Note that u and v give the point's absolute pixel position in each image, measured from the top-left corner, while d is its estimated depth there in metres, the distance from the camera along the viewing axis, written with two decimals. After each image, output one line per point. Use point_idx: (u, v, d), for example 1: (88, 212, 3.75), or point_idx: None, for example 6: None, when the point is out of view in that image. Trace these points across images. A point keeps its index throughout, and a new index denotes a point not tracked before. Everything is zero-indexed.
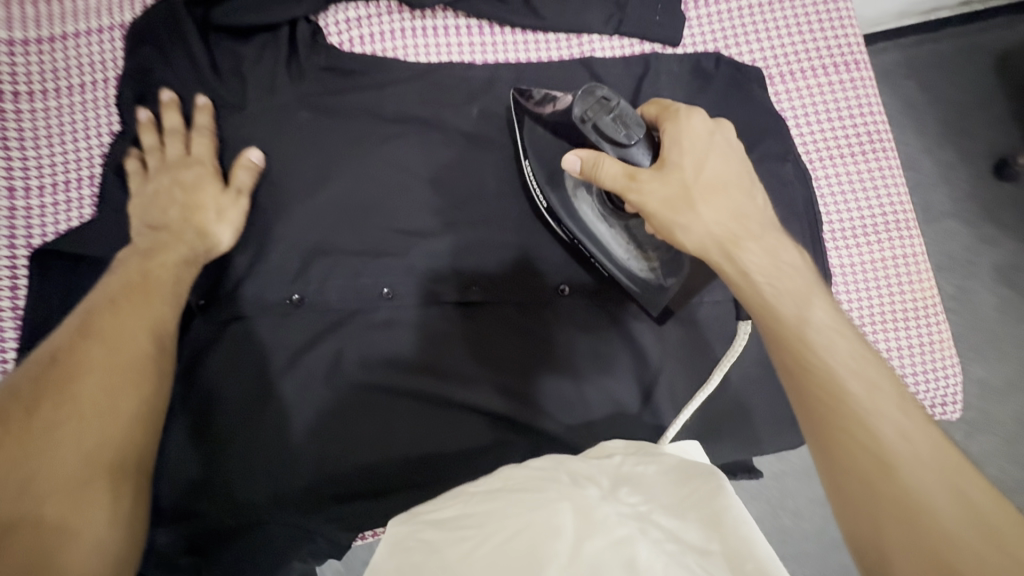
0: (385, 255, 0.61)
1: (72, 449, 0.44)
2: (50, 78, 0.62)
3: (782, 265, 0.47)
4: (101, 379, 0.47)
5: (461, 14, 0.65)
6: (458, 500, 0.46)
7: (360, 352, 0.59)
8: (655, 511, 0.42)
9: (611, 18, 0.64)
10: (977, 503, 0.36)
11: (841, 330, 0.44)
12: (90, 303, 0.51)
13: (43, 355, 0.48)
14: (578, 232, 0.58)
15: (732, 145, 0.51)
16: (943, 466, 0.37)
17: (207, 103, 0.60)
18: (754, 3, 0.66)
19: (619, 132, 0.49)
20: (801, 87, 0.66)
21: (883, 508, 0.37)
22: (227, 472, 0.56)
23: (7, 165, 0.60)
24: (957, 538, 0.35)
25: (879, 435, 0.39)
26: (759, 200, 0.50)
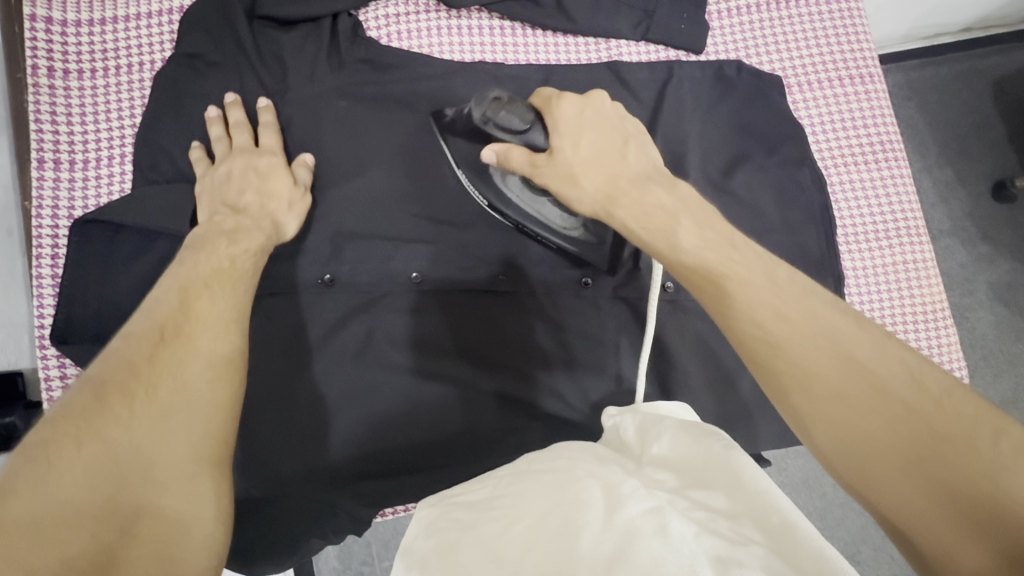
0: (416, 241, 0.63)
1: (183, 433, 0.38)
2: (99, 58, 0.64)
3: (652, 211, 0.44)
4: (210, 359, 0.42)
5: (495, 15, 0.68)
6: (489, 484, 0.44)
7: (389, 334, 0.61)
8: (692, 486, 0.36)
9: (639, 24, 0.67)
10: (871, 364, 0.34)
11: (712, 248, 0.41)
12: (188, 283, 0.46)
13: (144, 331, 0.41)
14: (519, 218, 0.59)
15: (604, 113, 0.49)
16: (828, 335, 0.36)
17: (269, 104, 0.62)
18: (774, 16, 0.70)
19: (515, 122, 0.48)
20: (817, 97, 0.69)
21: (792, 397, 0.36)
22: (257, 445, 0.58)
23: (53, 138, 0.62)
24: (861, 411, 0.33)
25: (768, 330, 0.37)
26: (631, 160, 0.47)
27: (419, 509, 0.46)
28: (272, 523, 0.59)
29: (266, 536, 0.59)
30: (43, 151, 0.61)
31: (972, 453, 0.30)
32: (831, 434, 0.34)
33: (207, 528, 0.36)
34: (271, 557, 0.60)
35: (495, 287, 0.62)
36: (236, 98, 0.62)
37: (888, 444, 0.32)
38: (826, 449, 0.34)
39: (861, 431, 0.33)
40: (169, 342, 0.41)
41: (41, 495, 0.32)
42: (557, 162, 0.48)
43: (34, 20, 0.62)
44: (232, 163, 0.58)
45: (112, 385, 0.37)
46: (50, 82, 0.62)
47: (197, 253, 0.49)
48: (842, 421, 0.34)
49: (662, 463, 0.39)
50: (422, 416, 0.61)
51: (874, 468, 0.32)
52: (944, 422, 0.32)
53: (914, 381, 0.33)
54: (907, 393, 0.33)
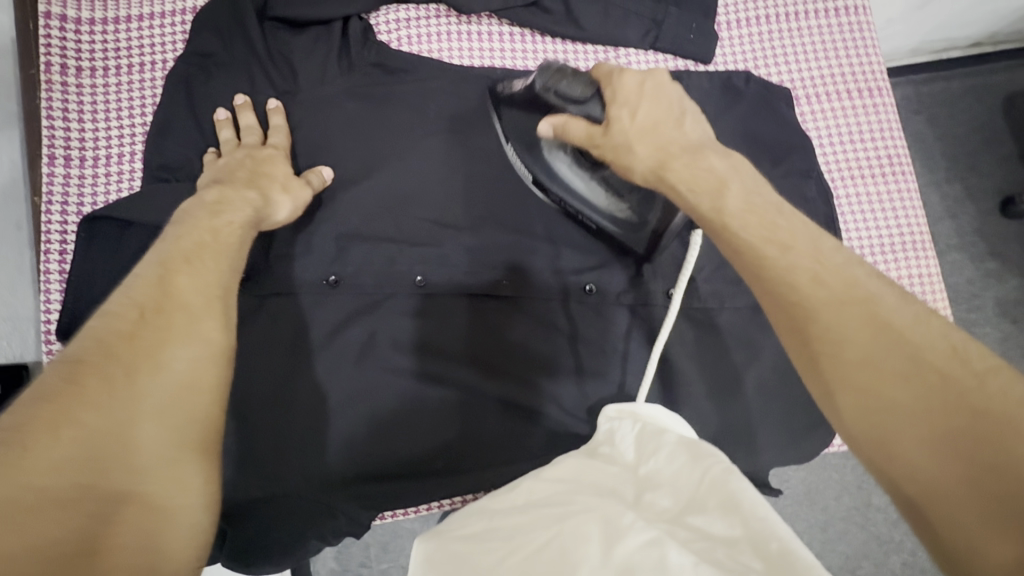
0: (420, 245, 0.63)
1: (164, 421, 0.37)
2: (112, 56, 0.64)
3: (701, 172, 0.44)
4: (190, 340, 0.41)
5: (504, 21, 0.68)
6: (483, 518, 0.41)
7: (391, 336, 0.61)
8: (691, 511, 0.35)
9: (648, 33, 0.67)
10: (906, 333, 0.33)
11: (758, 210, 0.40)
12: (170, 261, 0.45)
13: (122, 310, 0.40)
14: (563, 194, 0.58)
15: (663, 87, 0.50)
16: (863, 300, 0.35)
17: (279, 105, 0.62)
18: (784, 28, 0.70)
19: (578, 91, 0.50)
20: (825, 109, 0.69)
21: (818, 361, 0.35)
22: (259, 445, 0.58)
23: (64, 135, 0.62)
24: (891, 378, 0.32)
25: (797, 283, 0.36)
26: (687, 129, 0.48)
27: (417, 544, 0.42)
28: (268, 525, 0.58)
29: (262, 538, 0.58)
30: (55, 148, 0.62)
31: (1006, 429, 0.29)
32: (854, 400, 0.33)
33: (189, 523, 0.36)
34: (265, 557, 0.59)
35: (499, 292, 0.62)
36: (247, 101, 0.62)
37: (914, 413, 0.31)
38: (847, 406, 0.33)
39: (890, 398, 0.32)
40: (147, 321, 0.40)
41: (14, 482, 0.31)
42: (614, 131, 0.49)
43: (49, 18, 0.63)
44: (234, 156, 0.59)
45: (90, 368, 0.36)
46: (63, 79, 0.63)
47: (181, 228, 0.48)
48: (869, 387, 0.33)
49: (657, 486, 0.38)
50: (422, 419, 0.61)
51: (899, 435, 0.31)
52: (979, 396, 0.30)
53: (951, 354, 0.32)
54: (941, 358, 0.32)
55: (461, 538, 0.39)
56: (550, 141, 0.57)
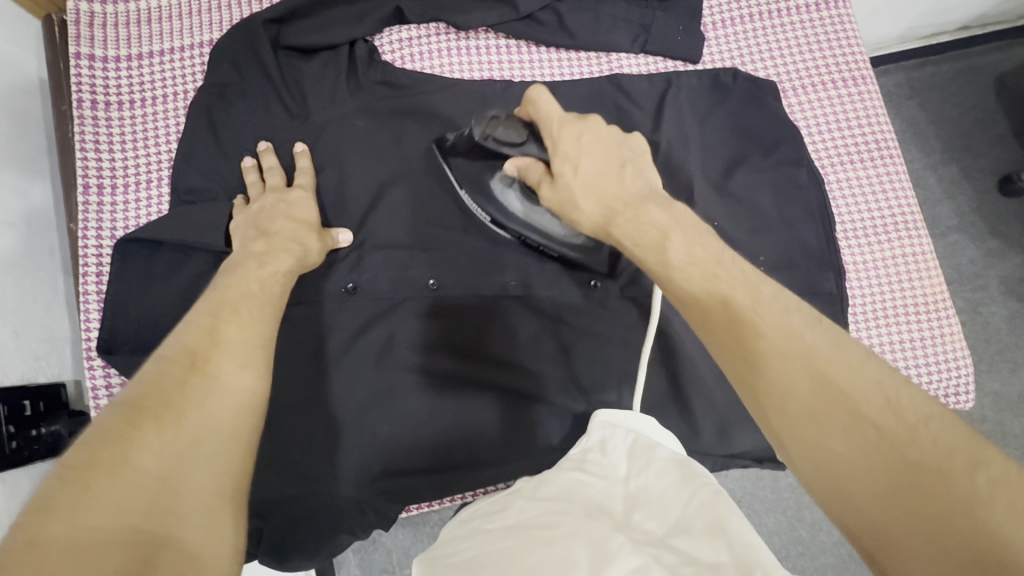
0: (431, 250, 0.66)
1: (204, 465, 0.39)
2: (136, 90, 0.69)
3: (645, 229, 0.44)
4: (229, 392, 0.43)
5: (500, 35, 0.72)
6: (475, 537, 0.43)
7: (410, 338, 0.64)
8: (676, 533, 0.38)
9: (638, 38, 0.70)
10: (848, 389, 0.34)
11: (698, 264, 0.41)
12: (219, 304, 0.49)
13: (177, 356, 0.44)
14: (521, 229, 0.62)
15: (600, 137, 0.48)
16: (805, 359, 0.36)
17: (306, 148, 0.66)
18: (768, 25, 0.73)
19: (512, 133, 0.52)
20: (812, 100, 0.72)
21: (765, 407, 0.36)
22: (290, 447, 0.61)
23: (95, 166, 0.66)
24: (839, 436, 0.34)
25: (739, 335, 0.37)
26: (629, 183, 0.46)
27: (416, 568, 0.45)
28: (301, 521, 0.61)
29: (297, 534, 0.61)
30: (89, 177, 0.66)
31: (950, 483, 0.30)
32: (808, 456, 0.34)
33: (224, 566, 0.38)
34: (302, 554, 0.61)
35: (508, 291, 0.66)
36: (270, 146, 0.66)
37: (865, 471, 0.32)
38: (799, 465, 0.35)
39: (835, 455, 0.33)
40: (197, 371, 0.43)
41: (74, 516, 0.33)
42: (560, 185, 0.47)
43: (79, 57, 0.68)
44: (265, 201, 0.62)
45: (144, 410, 0.39)
46: (93, 113, 0.67)
47: (228, 278, 0.53)
48: (821, 447, 0.34)
49: (647, 505, 0.42)
50: (440, 414, 0.64)
51: (853, 496, 0.32)
52: (922, 450, 0.31)
53: (893, 407, 0.33)
54: (883, 417, 0.33)
55: (452, 564, 0.41)
56: (498, 180, 0.61)
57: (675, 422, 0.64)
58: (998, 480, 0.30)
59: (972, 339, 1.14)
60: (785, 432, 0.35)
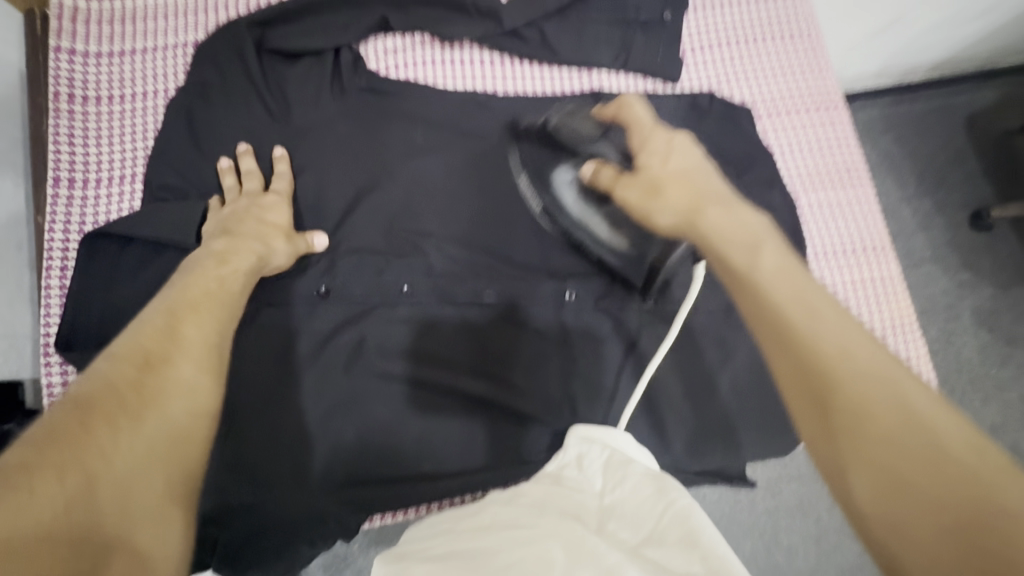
0: (407, 256, 0.66)
1: (160, 465, 0.39)
2: (115, 85, 0.68)
3: (738, 226, 0.42)
4: (189, 390, 0.43)
5: (485, 49, 0.73)
6: (446, 536, 0.44)
7: (380, 344, 0.64)
8: (648, 543, 0.37)
9: (618, 58, 0.72)
10: (931, 422, 0.31)
11: (785, 271, 0.39)
12: (176, 303, 0.48)
13: (127, 355, 0.43)
14: (570, 226, 0.62)
15: (698, 142, 0.49)
16: (886, 380, 0.33)
17: (249, 148, 0.65)
18: (744, 52, 0.75)
19: (585, 130, 0.58)
20: (785, 124, 0.73)
21: (834, 431, 0.33)
22: (251, 451, 0.59)
23: (68, 159, 0.65)
24: (914, 468, 0.30)
25: (820, 349, 0.35)
26: (718, 182, 0.47)
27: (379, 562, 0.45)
28: (258, 532, 0.58)
29: (254, 544, 0.59)
30: (61, 171, 0.65)
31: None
32: (872, 487, 0.31)
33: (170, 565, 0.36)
34: (258, 564, 0.59)
35: (483, 300, 0.65)
36: (249, 149, 0.66)
37: (939, 511, 0.29)
38: (860, 496, 0.32)
39: (903, 490, 0.30)
40: (151, 372, 0.42)
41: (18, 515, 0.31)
42: (645, 174, 0.48)
43: (59, 52, 0.67)
44: (238, 205, 0.62)
45: (92, 406, 0.38)
46: (70, 107, 0.66)
47: (187, 275, 0.52)
48: (892, 471, 0.31)
49: (622, 516, 0.41)
50: (410, 422, 0.62)
51: (915, 539, 0.29)
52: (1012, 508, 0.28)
53: (976, 451, 0.30)
54: (971, 462, 0.30)
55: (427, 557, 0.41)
56: (561, 171, 0.60)
57: (646, 437, 0.63)
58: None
59: (944, 368, 1.16)
60: (852, 450, 0.32)
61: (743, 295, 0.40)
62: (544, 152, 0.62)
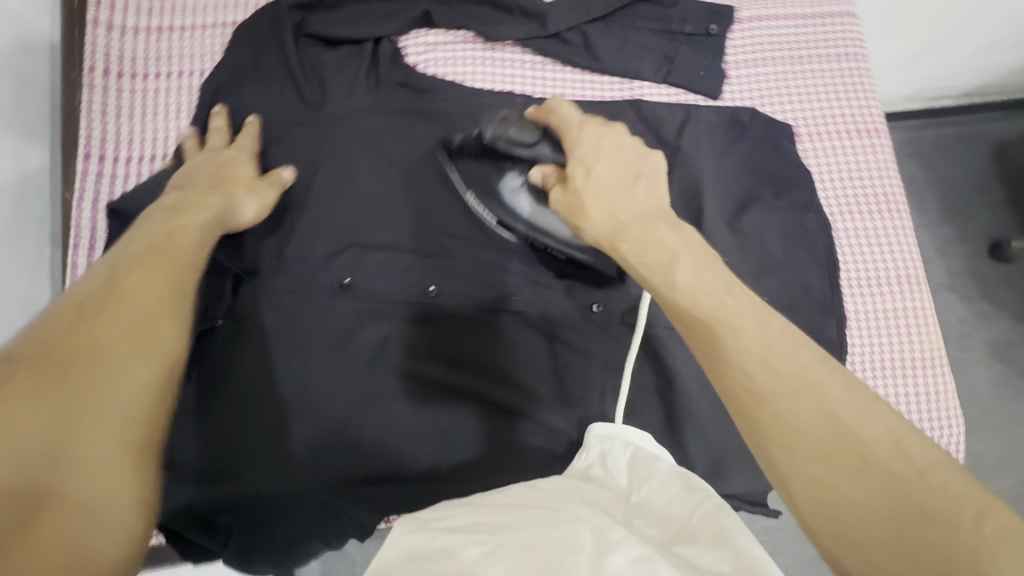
0: (435, 256, 0.65)
1: (103, 411, 0.37)
2: (151, 63, 0.67)
3: (654, 248, 0.44)
4: (126, 337, 0.41)
5: (526, 50, 0.71)
6: (471, 508, 0.39)
7: (404, 343, 0.63)
8: (677, 542, 0.36)
9: (660, 68, 0.71)
10: (855, 430, 0.34)
11: (706, 289, 0.41)
12: (128, 252, 0.47)
13: (64, 309, 0.41)
14: (528, 232, 0.61)
15: (621, 146, 0.49)
16: (812, 394, 0.35)
17: (224, 109, 0.64)
18: (789, 70, 0.73)
19: (522, 136, 0.55)
20: (826, 147, 0.72)
21: (767, 444, 0.35)
22: (270, 439, 0.59)
23: (100, 135, 0.65)
24: (847, 477, 0.33)
25: (746, 366, 0.37)
26: (641, 194, 0.47)
27: (396, 529, 0.38)
28: (273, 524, 0.58)
29: (269, 536, 0.59)
30: (92, 146, 0.64)
31: (960, 534, 0.29)
32: (810, 494, 0.34)
33: (121, 514, 0.36)
34: (269, 557, 0.59)
35: (509, 306, 0.65)
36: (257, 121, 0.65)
37: (877, 520, 0.32)
38: (803, 503, 0.34)
39: (841, 494, 0.33)
40: (86, 320, 0.41)
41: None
42: (573, 189, 0.48)
43: (97, 25, 0.67)
44: (195, 160, 0.60)
45: (29, 363, 0.37)
46: (105, 82, 0.66)
47: (137, 232, 0.50)
48: (826, 478, 0.33)
49: (649, 514, 0.39)
50: (431, 423, 0.62)
51: (860, 539, 0.32)
52: (935, 502, 0.31)
53: (900, 450, 0.33)
54: (891, 459, 0.33)
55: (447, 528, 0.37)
56: (507, 180, 0.59)
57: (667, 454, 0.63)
58: (1009, 533, 0.29)
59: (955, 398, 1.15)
60: (789, 468, 0.34)
61: (663, 309, 0.43)
62: (483, 164, 0.60)
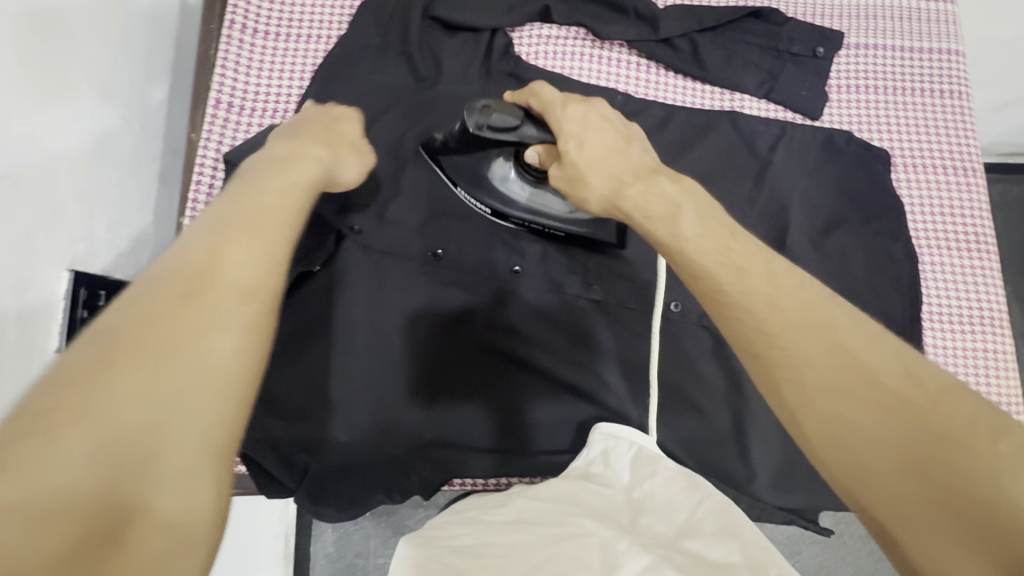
0: (523, 237, 0.67)
1: (192, 425, 0.31)
2: (283, 23, 0.71)
3: (655, 200, 0.47)
4: (227, 324, 0.33)
5: (634, 52, 0.73)
6: (472, 526, 0.40)
7: (487, 316, 0.65)
8: (685, 535, 0.37)
9: (764, 83, 0.72)
10: (869, 362, 0.36)
11: (710, 237, 0.43)
12: (222, 221, 0.37)
13: (172, 275, 0.34)
14: (525, 216, 0.63)
15: (607, 117, 0.51)
16: (823, 330, 0.38)
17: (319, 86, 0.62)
18: (891, 101, 0.74)
19: (507, 120, 0.52)
20: (920, 180, 0.73)
21: (779, 385, 0.38)
22: (347, 390, 0.62)
23: (231, 84, 0.68)
24: (859, 408, 0.35)
25: (754, 313, 0.39)
26: (636, 154, 0.50)
27: (402, 544, 0.39)
28: (339, 473, 0.61)
29: (336, 483, 0.61)
30: (221, 93, 0.68)
31: (976, 457, 0.32)
32: (826, 428, 0.36)
33: (203, 538, 0.30)
34: (336, 503, 0.61)
35: (590, 295, 0.66)
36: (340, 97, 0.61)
37: (889, 445, 0.34)
38: (814, 436, 0.36)
39: (857, 426, 0.35)
40: (196, 296, 0.33)
41: (26, 477, 0.26)
42: (567, 162, 0.50)
43: None
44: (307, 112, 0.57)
45: (123, 344, 0.31)
46: (241, 36, 0.69)
47: (240, 186, 0.41)
48: (844, 414, 0.35)
49: (654, 511, 0.40)
50: (498, 396, 0.64)
51: (873, 467, 0.34)
52: (952, 428, 0.33)
53: (910, 379, 0.36)
54: (903, 389, 0.35)
55: (450, 547, 0.37)
56: (495, 170, 0.61)
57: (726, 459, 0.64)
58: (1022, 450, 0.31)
59: None
60: (801, 403, 0.37)
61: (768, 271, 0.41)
62: (468, 157, 0.61)
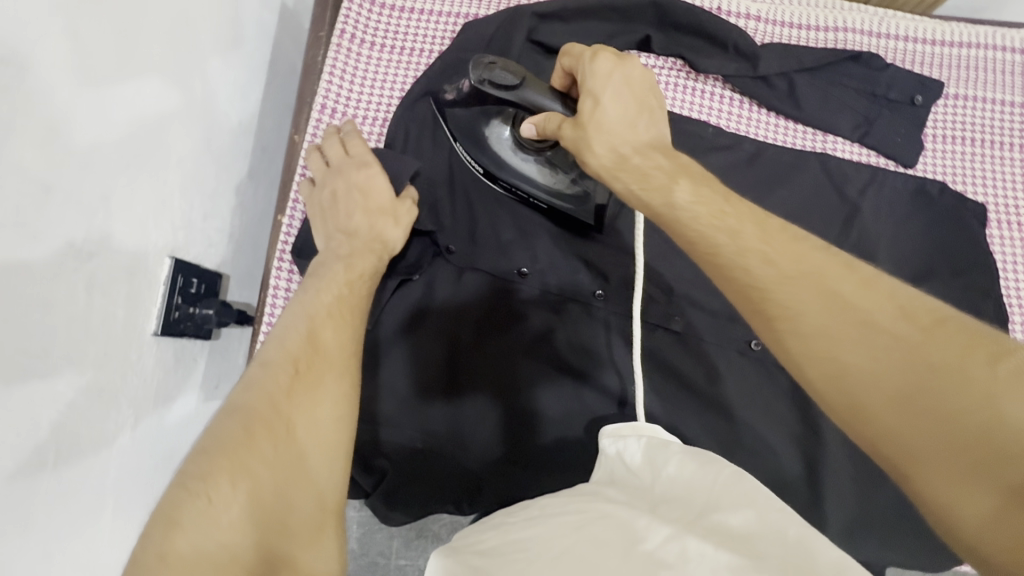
0: (609, 263, 0.67)
1: (309, 484, 0.43)
2: (389, 36, 0.73)
3: (653, 173, 0.48)
4: (328, 401, 0.47)
5: (728, 86, 0.74)
6: (500, 529, 0.40)
7: (568, 337, 0.66)
8: (706, 510, 0.34)
9: (859, 127, 0.72)
10: (861, 304, 0.39)
11: (702, 203, 0.45)
12: (313, 313, 0.52)
13: (281, 360, 0.47)
14: (511, 180, 0.63)
15: (632, 80, 0.51)
16: (817, 278, 0.40)
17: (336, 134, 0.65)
18: (988, 154, 0.73)
19: (506, 76, 0.53)
20: (1015, 237, 0.71)
21: (788, 344, 0.40)
22: (418, 399, 0.63)
23: (336, 91, 0.71)
24: (860, 354, 0.37)
25: (764, 279, 0.41)
26: (641, 126, 0.50)
27: (433, 555, 0.40)
28: (407, 478, 0.63)
29: (404, 488, 0.64)
30: (327, 99, 0.71)
31: (975, 378, 0.34)
32: (832, 384, 0.38)
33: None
34: (405, 508, 0.65)
35: (671, 326, 0.66)
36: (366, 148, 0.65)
37: (887, 382, 0.36)
38: (825, 390, 0.38)
39: (861, 376, 0.37)
40: (302, 376, 0.47)
41: (201, 533, 0.36)
42: (581, 122, 0.50)
43: None
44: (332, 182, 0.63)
45: (258, 420, 0.43)
46: (350, 46, 0.72)
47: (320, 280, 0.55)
48: (846, 365, 0.38)
49: (673, 498, 0.37)
50: (541, 393, 0.65)
51: (882, 412, 0.36)
52: (947, 358, 0.36)
53: (900, 313, 0.38)
54: (893, 323, 0.38)
55: (475, 561, 0.36)
56: (490, 130, 0.62)
57: (798, 503, 0.63)
58: (1015, 367, 0.34)
59: None
60: (811, 362, 0.39)
61: None
62: (469, 112, 0.62)
